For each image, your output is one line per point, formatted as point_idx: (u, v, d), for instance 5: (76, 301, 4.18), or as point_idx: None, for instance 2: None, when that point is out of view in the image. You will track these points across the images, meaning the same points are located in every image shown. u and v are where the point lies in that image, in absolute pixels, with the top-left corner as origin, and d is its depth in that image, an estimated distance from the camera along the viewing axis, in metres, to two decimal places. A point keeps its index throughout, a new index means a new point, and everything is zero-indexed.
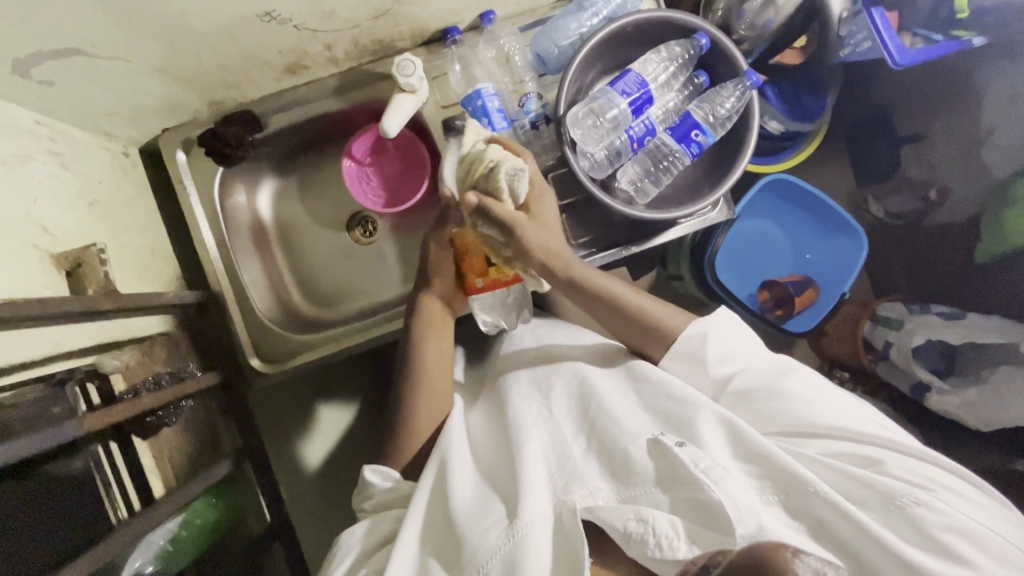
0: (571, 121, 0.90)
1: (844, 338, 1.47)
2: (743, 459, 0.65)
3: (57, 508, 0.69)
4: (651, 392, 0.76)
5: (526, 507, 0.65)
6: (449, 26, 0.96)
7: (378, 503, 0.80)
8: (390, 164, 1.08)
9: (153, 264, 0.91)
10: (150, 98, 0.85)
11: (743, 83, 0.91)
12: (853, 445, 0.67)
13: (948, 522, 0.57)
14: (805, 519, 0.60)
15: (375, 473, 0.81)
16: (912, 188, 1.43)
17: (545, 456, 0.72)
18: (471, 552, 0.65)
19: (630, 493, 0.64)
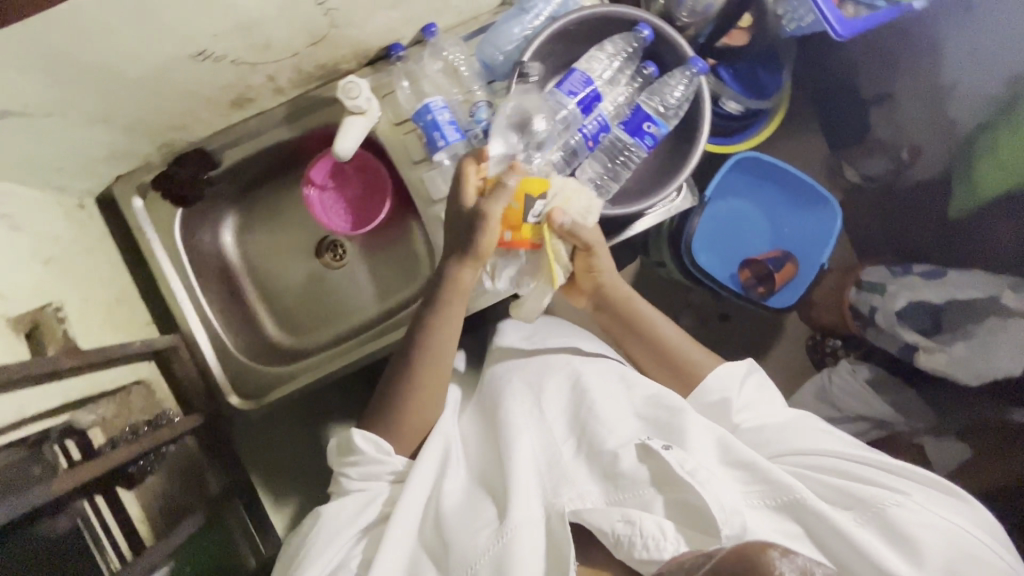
0: (523, 127, 0.90)
1: (831, 306, 1.44)
2: (729, 463, 0.68)
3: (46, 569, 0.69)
4: (643, 403, 0.78)
5: (513, 507, 0.67)
6: (391, 44, 0.95)
7: (362, 473, 0.79)
8: (351, 186, 1.08)
9: (119, 314, 0.90)
10: (96, 148, 0.85)
11: (690, 70, 0.91)
12: (837, 458, 0.71)
13: (923, 530, 0.61)
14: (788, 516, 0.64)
15: (368, 444, 0.79)
16: (884, 150, 1.43)
17: (535, 460, 0.73)
18: (459, 554, 0.66)
19: (618, 497, 0.65)
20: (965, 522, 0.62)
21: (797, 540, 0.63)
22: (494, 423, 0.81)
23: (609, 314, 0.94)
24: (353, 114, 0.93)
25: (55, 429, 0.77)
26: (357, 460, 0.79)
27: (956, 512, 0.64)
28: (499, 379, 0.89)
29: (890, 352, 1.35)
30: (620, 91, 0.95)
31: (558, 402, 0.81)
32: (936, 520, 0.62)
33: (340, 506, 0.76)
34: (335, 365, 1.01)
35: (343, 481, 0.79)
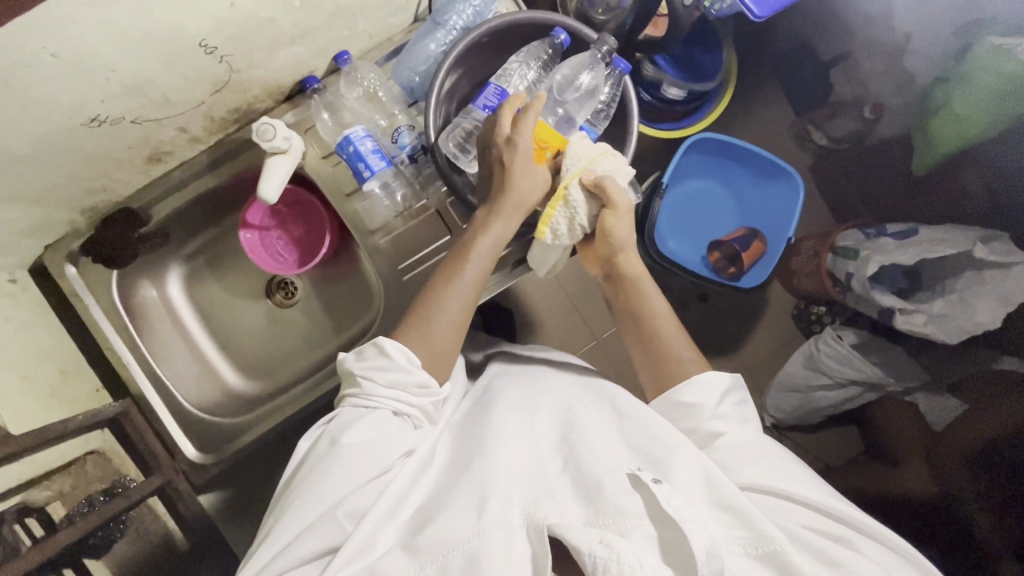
0: (446, 147, 0.88)
1: (811, 273, 1.40)
2: (716, 502, 0.61)
3: None
4: (631, 430, 0.74)
5: (489, 510, 0.63)
6: (305, 77, 0.92)
7: (388, 381, 0.73)
8: (292, 223, 1.06)
9: (63, 386, 0.90)
10: (12, 225, 0.83)
11: (614, 70, 0.87)
12: (823, 510, 0.64)
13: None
14: (768, 561, 0.57)
15: (399, 351, 0.73)
16: (847, 109, 1.37)
17: (516, 472, 0.69)
18: (434, 533, 0.62)
19: (596, 517, 0.60)
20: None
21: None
22: (477, 430, 0.77)
23: (617, 285, 0.89)
24: (275, 154, 0.90)
25: (9, 512, 0.78)
26: (384, 365, 0.73)
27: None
28: (491, 389, 0.88)
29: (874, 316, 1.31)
30: (591, 52, 0.86)
31: (548, 425, 0.78)
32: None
33: (361, 424, 0.70)
34: (293, 408, 0.99)
35: (362, 385, 0.73)
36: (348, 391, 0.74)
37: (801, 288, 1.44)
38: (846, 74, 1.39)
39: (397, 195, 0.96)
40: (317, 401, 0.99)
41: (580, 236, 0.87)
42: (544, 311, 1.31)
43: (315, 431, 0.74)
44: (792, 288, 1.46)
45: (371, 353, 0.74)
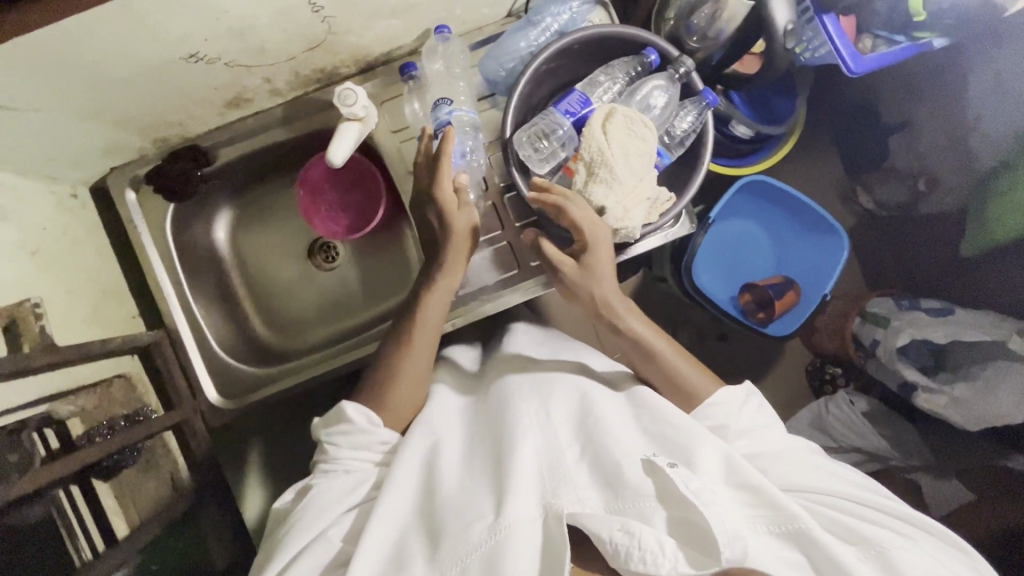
0: (517, 144, 0.87)
1: (834, 332, 1.40)
2: (734, 484, 0.67)
3: (12, 558, 0.73)
4: (646, 416, 0.76)
5: (508, 504, 0.65)
6: (403, 60, 0.90)
7: (349, 444, 0.78)
8: (346, 189, 1.07)
9: (105, 306, 0.91)
10: (88, 141, 0.85)
11: (700, 102, 0.87)
12: (850, 497, 0.70)
13: (923, 575, 0.62)
14: (789, 540, 0.64)
15: (358, 414, 0.79)
16: (900, 177, 1.37)
17: (536, 459, 0.70)
18: (452, 544, 0.65)
19: (619, 504, 0.64)
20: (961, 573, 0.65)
21: (793, 565, 0.63)
22: (491, 418, 0.80)
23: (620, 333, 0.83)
24: (348, 120, 0.92)
25: (34, 418, 0.79)
26: (345, 430, 0.78)
27: (951, 559, 0.66)
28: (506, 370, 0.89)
29: (892, 387, 1.30)
30: (664, 73, 0.86)
31: (564, 407, 0.78)
32: (934, 566, 0.63)
33: (326, 486, 0.75)
34: (314, 368, 1.01)
35: (329, 450, 0.78)
36: (319, 459, 0.79)
37: (819, 346, 1.44)
38: (908, 146, 1.32)
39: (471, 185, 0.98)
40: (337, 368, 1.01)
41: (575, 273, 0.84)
42: (566, 321, 1.32)
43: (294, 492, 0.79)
44: (810, 345, 1.45)
45: (334, 420, 0.80)
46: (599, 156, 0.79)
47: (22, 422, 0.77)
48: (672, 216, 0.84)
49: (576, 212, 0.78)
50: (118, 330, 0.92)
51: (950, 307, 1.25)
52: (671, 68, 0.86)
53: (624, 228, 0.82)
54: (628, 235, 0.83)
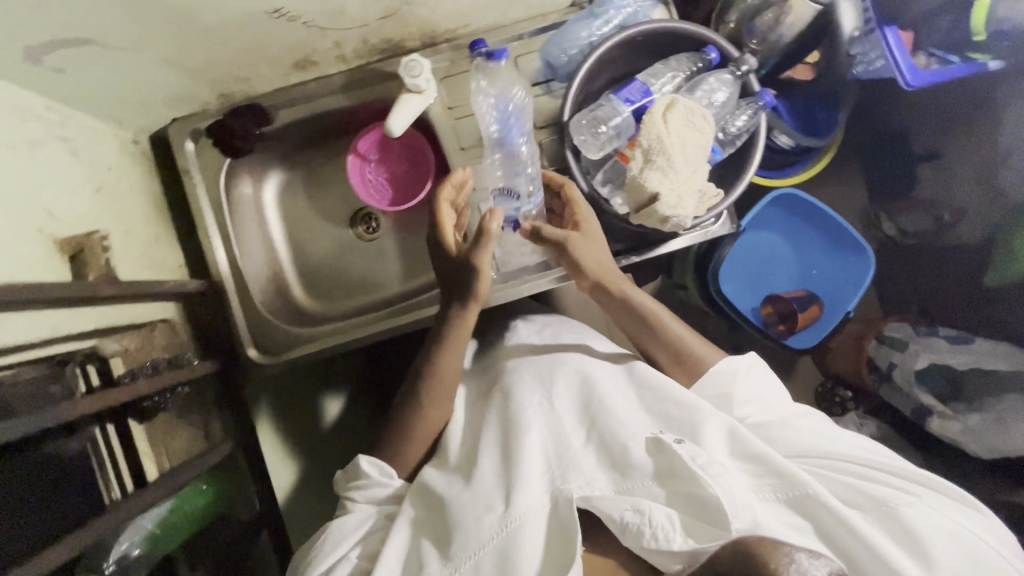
0: (573, 129, 0.89)
1: (848, 354, 1.42)
2: (739, 457, 0.70)
3: (43, 490, 0.73)
4: (651, 397, 0.80)
5: (516, 496, 0.69)
6: (475, 38, 0.91)
7: (364, 496, 0.80)
8: (395, 162, 1.09)
9: (156, 251, 0.93)
10: (160, 88, 0.87)
11: (756, 102, 0.89)
12: (855, 463, 0.73)
13: (931, 530, 0.64)
14: (797, 511, 0.67)
15: (371, 466, 0.81)
16: (925, 207, 1.37)
17: (544, 447, 0.75)
18: (465, 537, 0.67)
19: (628, 485, 0.68)
20: (976, 531, 0.65)
21: (802, 531, 0.65)
22: (498, 404, 0.84)
23: (634, 317, 0.90)
24: (410, 91, 0.94)
25: (79, 352, 0.78)
26: (361, 482, 0.81)
27: (968, 519, 0.67)
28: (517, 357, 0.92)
29: (903, 412, 1.33)
30: (726, 70, 0.89)
31: (569, 394, 0.82)
32: (944, 521, 0.65)
33: (338, 530, 0.76)
34: (338, 339, 1.02)
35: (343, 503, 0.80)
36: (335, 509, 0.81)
37: (832, 365, 1.46)
38: (935, 175, 1.33)
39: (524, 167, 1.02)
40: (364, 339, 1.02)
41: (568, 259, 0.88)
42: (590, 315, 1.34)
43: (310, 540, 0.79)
44: (824, 366, 1.48)
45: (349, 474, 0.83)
46: (658, 143, 0.81)
47: (67, 355, 0.77)
48: (718, 210, 0.86)
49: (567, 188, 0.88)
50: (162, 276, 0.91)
51: (966, 335, 1.27)
52: (733, 65, 0.88)
53: (676, 216, 0.83)
54: (681, 223, 0.84)
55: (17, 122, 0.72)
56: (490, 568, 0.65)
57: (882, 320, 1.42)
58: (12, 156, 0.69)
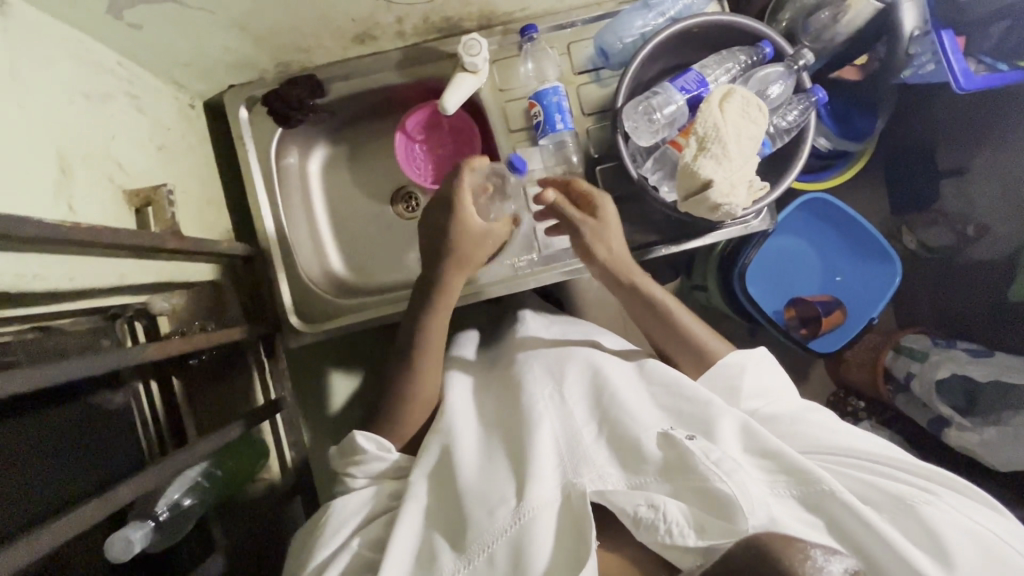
0: (625, 115, 0.90)
1: (864, 364, 1.43)
2: (753, 452, 0.69)
3: (91, 439, 0.73)
4: (663, 392, 0.79)
5: (529, 487, 0.67)
6: (526, 23, 0.96)
7: (364, 471, 0.81)
8: (440, 142, 1.10)
9: (208, 214, 0.94)
10: (224, 53, 0.88)
11: (808, 98, 0.90)
12: (869, 458, 0.72)
13: (950, 528, 0.62)
14: (815, 511, 0.65)
15: (369, 441, 0.82)
16: (948, 222, 1.36)
17: (555, 438, 0.73)
18: (477, 531, 0.66)
19: (639, 481, 0.66)
20: (996, 529, 0.64)
21: (819, 530, 0.63)
22: (511, 396, 0.84)
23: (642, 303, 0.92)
24: (466, 70, 0.95)
25: (130, 307, 0.79)
26: (360, 458, 0.81)
27: (985, 517, 0.66)
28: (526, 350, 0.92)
29: (920, 421, 1.35)
30: (782, 64, 0.90)
31: (580, 386, 0.81)
32: (962, 519, 0.64)
33: (340, 507, 0.78)
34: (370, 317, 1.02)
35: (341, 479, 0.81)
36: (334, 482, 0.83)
37: (846, 376, 1.47)
38: (959, 190, 1.31)
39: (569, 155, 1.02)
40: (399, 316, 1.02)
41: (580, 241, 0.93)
42: None
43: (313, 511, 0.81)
44: (838, 376, 1.49)
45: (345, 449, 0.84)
46: (712, 132, 0.82)
47: (120, 308, 0.77)
48: (765, 202, 0.87)
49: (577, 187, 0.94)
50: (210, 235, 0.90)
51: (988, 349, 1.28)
52: (789, 59, 0.90)
53: (728, 203, 0.84)
54: (731, 211, 0.86)
55: (93, 74, 0.73)
56: (504, 560, 0.64)
57: (901, 331, 1.44)
58: (88, 106, 0.71)
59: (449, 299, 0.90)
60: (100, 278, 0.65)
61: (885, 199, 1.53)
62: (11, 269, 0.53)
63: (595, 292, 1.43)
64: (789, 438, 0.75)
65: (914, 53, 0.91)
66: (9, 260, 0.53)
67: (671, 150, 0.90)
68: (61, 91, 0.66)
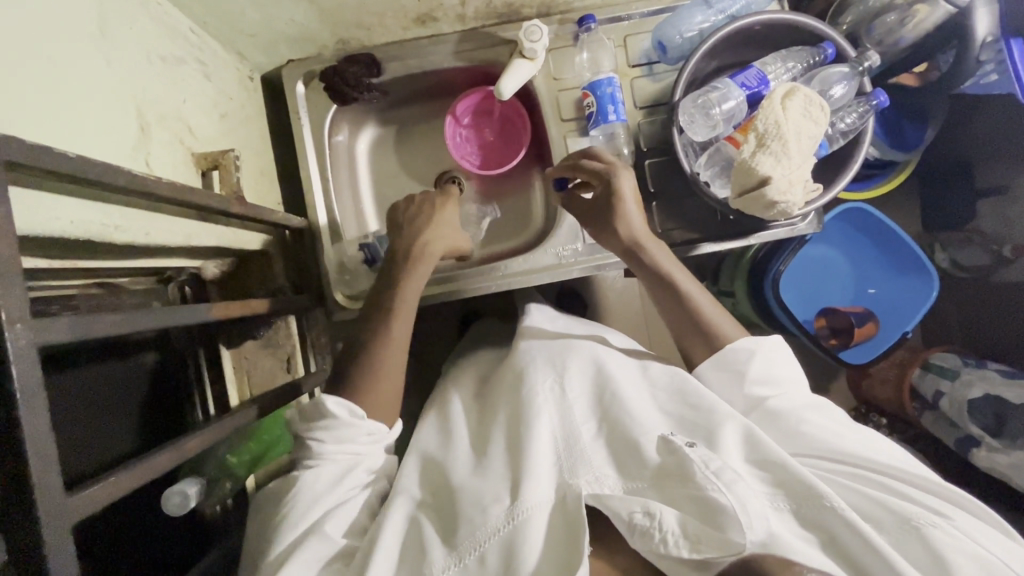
0: (682, 109, 0.90)
1: (887, 380, 1.43)
2: (751, 461, 0.70)
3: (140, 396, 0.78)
4: (667, 397, 0.80)
5: (524, 487, 0.68)
6: (584, 13, 0.96)
7: (332, 439, 0.71)
8: (489, 128, 1.11)
9: (261, 184, 0.95)
10: (290, 26, 0.89)
11: (868, 102, 0.90)
12: (876, 470, 0.71)
13: (955, 551, 0.62)
14: (813, 527, 0.65)
15: (338, 407, 0.72)
16: (983, 242, 1.34)
17: (553, 436, 0.74)
18: (471, 527, 0.66)
19: (636, 485, 0.67)
20: (996, 549, 0.64)
21: (816, 545, 0.63)
22: (509, 390, 0.83)
23: (652, 284, 0.89)
24: (523, 57, 0.96)
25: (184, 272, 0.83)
26: (326, 425, 0.71)
27: (991, 540, 0.65)
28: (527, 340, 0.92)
29: (947, 441, 1.32)
30: (845, 65, 0.90)
31: (582, 382, 0.81)
32: (969, 541, 0.63)
33: (309, 482, 0.69)
34: None
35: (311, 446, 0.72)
36: (300, 447, 0.74)
37: (868, 391, 1.47)
38: (995, 210, 1.31)
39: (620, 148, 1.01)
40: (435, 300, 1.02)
41: (595, 217, 0.92)
42: None
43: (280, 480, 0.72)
44: (859, 392, 1.49)
45: (312, 411, 0.73)
46: (773, 128, 0.82)
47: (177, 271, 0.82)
48: (818, 205, 0.87)
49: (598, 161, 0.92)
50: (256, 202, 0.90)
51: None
52: (853, 62, 0.90)
53: (784, 202, 0.84)
54: (785, 210, 0.86)
55: (168, 37, 0.74)
56: (494, 560, 0.64)
57: (929, 350, 1.43)
58: (164, 67, 0.72)
59: (420, 265, 0.86)
60: (170, 237, 0.66)
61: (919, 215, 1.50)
62: (96, 219, 0.54)
63: (621, 292, 1.43)
64: (793, 442, 0.75)
65: (982, 61, 0.91)
66: (94, 208, 0.54)
67: (727, 147, 0.90)
68: (141, 51, 0.67)
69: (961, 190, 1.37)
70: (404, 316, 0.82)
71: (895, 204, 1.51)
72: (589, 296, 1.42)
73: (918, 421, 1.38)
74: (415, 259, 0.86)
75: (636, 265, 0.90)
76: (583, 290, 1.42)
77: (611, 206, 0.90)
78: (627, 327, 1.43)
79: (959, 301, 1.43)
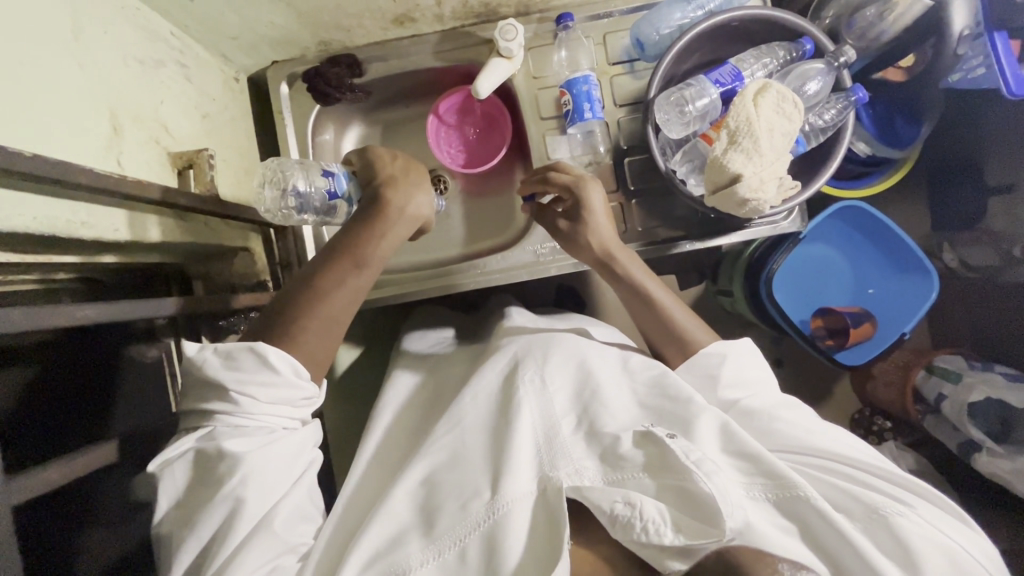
0: (658, 107, 0.89)
1: (891, 382, 1.38)
2: (731, 454, 0.68)
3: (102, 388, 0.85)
4: (646, 390, 0.78)
5: (504, 481, 0.68)
6: (562, 12, 0.97)
7: (269, 397, 0.67)
8: (472, 127, 1.12)
9: (245, 183, 0.97)
10: (270, 28, 0.92)
11: (847, 97, 0.89)
12: (849, 465, 0.70)
13: (924, 543, 0.61)
14: (792, 522, 0.64)
15: (281, 363, 0.67)
16: (992, 241, 1.26)
17: (534, 428, 0.74)
18: (451, 521, 0.67)
19: (618, 476, 0.66)
20: (967, 544, 0.63)
21: (791, 534, 0.63)
22: (483, 383, 0.82)
23: (626, 290, 0.89)
24: (500, 56, 0.96)
25: (169, 268, 0.88)
26: (267, 379, 0.66)
27: (960, 534, 0.64)
28: (506, 338, 0.92)
29: (949, 445, 1.28)
30: (822, 60, 0.89)
31: (561, 373, 0.80)
32: (940, 535, 0.62)
33: (252, 448, 0.65)
34: (387, 295, 1.03)
35: (239, 404, 0.65)
36: (216, 402, 0.66)
37: (872, 394, 1.43)
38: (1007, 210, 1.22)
39: (598, 147, 1.02)
40: (413, 294, 1.03)
41: (568, 228, 0.91)
42: None
43: (195, 441, 0.65)
44: (863, 395, 1.45)
45: (245, 363, 0.66)
46: (745, 122, 0.81)
47: (160, 267, 0.86)
48: (794, 203, 0.87)
49: (564, 177, 0.91)
50: (241, 200, 0.94)
51: None
52: (830, 56, 0.89)
53: (756, 199, 0.83)
54: (758, 207, 0.85)
55: (147, 41, 0.77)
56: (475, 558, 0.65)
57: (933, 351, 1.37)
58: (140, 69, 0.74)
59: (390, 223, 0.79)
60: (142, 234, 0.69)
61: (928, 215, 1.46)
62: (61, 215, 0.57)
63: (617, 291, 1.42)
64: (771, 439, 0.73)
65: (963, 55, 0.90)
66: (59, 205, 0.57)
67: (701, 144, 0.89)
68: (117, 54, 0.70)
69: (969, 188, 1.33)
70: (365, 269, 0.76)
71: (897, 203, 1.47)
72: (582, 295, 1.42)
73: (920, 424, 1.34)
74: (395, 220, 0.80)
75: (610, 276, 0.91)
76: (579, 288, 1.42)
77: (582, 217, 0.90)
78: (624, 325, 1.42)
79: (966, 303, 1.39)
